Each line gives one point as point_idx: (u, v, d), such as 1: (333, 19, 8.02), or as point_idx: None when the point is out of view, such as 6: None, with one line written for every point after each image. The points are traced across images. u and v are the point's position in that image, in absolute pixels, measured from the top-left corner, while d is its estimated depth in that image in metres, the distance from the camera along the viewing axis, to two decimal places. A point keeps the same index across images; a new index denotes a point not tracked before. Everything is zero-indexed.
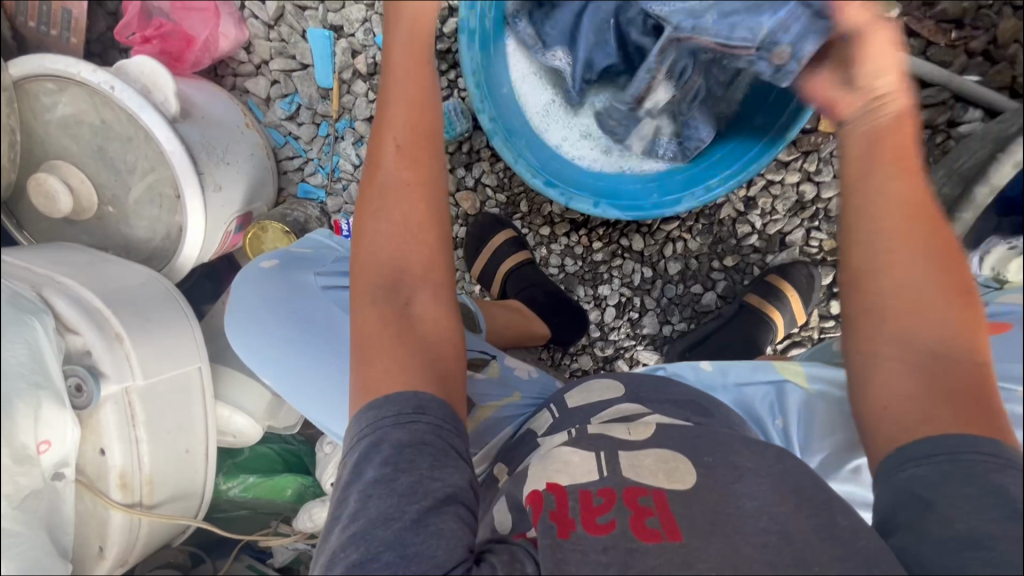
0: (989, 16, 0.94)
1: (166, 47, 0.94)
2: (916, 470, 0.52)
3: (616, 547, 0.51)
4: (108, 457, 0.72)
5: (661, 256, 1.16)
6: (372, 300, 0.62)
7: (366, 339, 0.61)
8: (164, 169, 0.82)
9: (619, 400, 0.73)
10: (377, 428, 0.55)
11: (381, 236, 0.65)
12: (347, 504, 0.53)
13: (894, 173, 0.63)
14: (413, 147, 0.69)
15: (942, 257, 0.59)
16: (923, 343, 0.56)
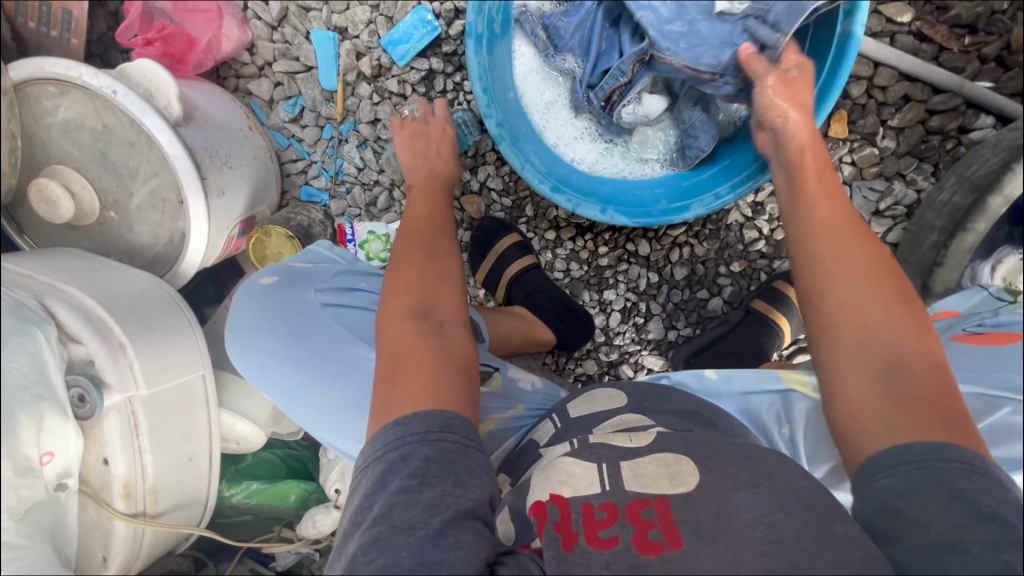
0: (1003, 22, 0.93)
1: (168, 50, 0.92)
2: (885, 482, 0.52)
3: (618, 564, 0.51)
4: (112, 467, 0.72)
5: (668, 262, 1.15)
6: (402, 317, 0.66)
7: (393, 364, 0.61)
8: (167, 174, 0.81)
9: (620, 411, 0.72)
10: (406, 441, 0.55)
11: (409, 271, 0.71)
12: (370, 508, 0.52)
13: (816, 204, 0.69)
14: (435, 227, 0.81)
15: (879, 269, 0.62)
16: (880, 354, 0.58)
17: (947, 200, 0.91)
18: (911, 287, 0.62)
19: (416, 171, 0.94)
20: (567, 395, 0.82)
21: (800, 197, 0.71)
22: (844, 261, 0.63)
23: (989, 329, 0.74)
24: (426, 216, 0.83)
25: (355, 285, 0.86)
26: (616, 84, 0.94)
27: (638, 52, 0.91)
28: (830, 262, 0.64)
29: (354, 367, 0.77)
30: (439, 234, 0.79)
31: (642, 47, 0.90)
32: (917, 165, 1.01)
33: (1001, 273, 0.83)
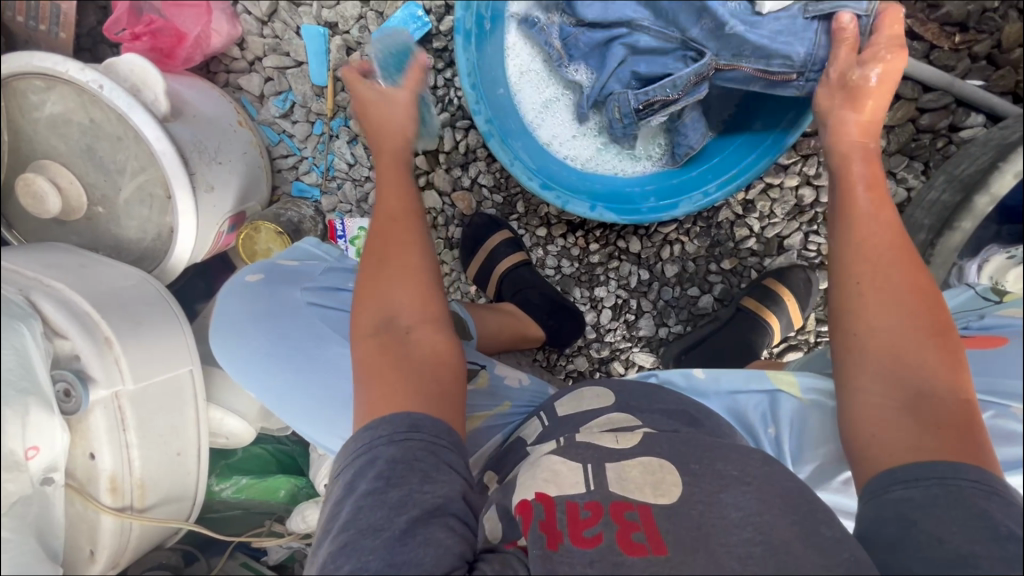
0: (993, 20, 0.93)
1: (157, 44, 0.91)
2: (901, 493, 0.54)
3: (602, 561, 0.51)
4: (99, 462, 0.72)
5: (658, 259, 1.15)
6: (367, 333, 0.65)
7: (371, 372, 0.62)
8: (155, 169, 0.81)
9: (607, 411, 0.72)
10: (372, 446, 0.56)
11: (368, 277, 0.69)
12: (339, 516, 0.53)
13: (853, 223, 0.71)
14: (392, 215, 0.75)
15: (914, 294, 0.64)
16: (906, 377, 0.60)
17: (935, 199, 0.91)
18: (948, 315, 0.63)
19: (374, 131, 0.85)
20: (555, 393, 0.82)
21: (846, 214, 0.72)
22: (879, 283, 0.65)
23: (974, 331, 0.74)
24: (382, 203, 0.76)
25: (343, 285, 0.87)
26: (668, 96, 0.88)
27: (698, 70, 0.85)
28: (864, 284, 0.66)
29: (339, 366, 0.78)
30: (392, 222, 0.73)
31: (704, 62, 0.85)
32: (907, 163, 1.01)
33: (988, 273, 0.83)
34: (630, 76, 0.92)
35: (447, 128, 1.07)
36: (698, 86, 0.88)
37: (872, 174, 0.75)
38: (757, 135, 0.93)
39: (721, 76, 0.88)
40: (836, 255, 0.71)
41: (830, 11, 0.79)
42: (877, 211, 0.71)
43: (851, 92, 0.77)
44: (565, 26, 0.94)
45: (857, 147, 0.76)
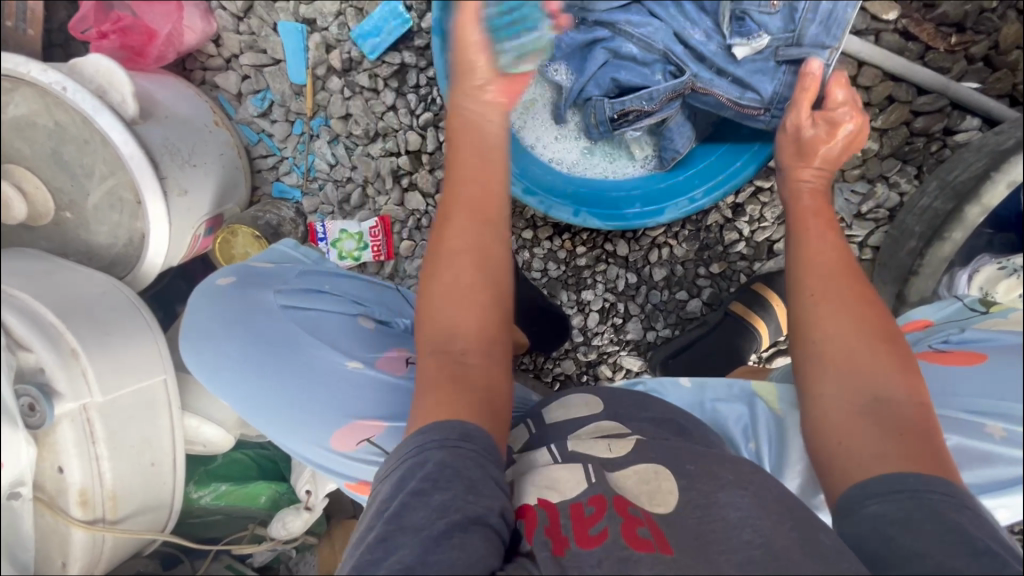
0: (992, 20, 0.90)
1: (127, 42, 0.87)
2: (878, 507, 0.52)
3: (610, 558, 0.49)
4: (67, 475, 0.70)
5: (646, 262, 1.14)
6: (426, 354, 0.62)
7: (428, 387, 0.60)
8: (124, 173, 0.80)
9: (597, 419, 0.71)
10: (423, 447, 0.54)
11: (443, 283, 0.65)
12: (385, 511, 0.51)
13: (805, 242, 0.75)
14: (482, 214, 0.69)
15: (863, 305, 0.66)
16: (865, 386, 0.60)
17: (927, 205, 0.89)
18: (893, 323, 0.65)
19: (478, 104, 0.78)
20: (542, 400, 0.81)
21: (797, 240, 0.75)
22: (829, 296, 0.67)
23: (953, 346, 0.72)
24: (476, 196, 0.70)
25: (320, 288, 0.87)
26: (642, 105, 0.89)
27: (678, 84, 0.87)
28: (818, 297, 0.68)
29: (316, 370, 0.76)
30: (465, 227, 0.68)
31: (682, 79, 0.87)
32: (900, 167, 0.99)
33: (977, 283, 0.82)
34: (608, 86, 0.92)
35: (429, 128, 1.04)
36: (672, 102, 0.90)
37: (816, 206, 0.79)
38: (745, 140, 0.94)
39: (692, 96, 0.91)
40: (789, 275, 0.73)
41: (799, 57, 0.83)
42: (831, 233, 0.74)
43: (802, 149, 0.82)
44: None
45: (805, 183, 0.81)
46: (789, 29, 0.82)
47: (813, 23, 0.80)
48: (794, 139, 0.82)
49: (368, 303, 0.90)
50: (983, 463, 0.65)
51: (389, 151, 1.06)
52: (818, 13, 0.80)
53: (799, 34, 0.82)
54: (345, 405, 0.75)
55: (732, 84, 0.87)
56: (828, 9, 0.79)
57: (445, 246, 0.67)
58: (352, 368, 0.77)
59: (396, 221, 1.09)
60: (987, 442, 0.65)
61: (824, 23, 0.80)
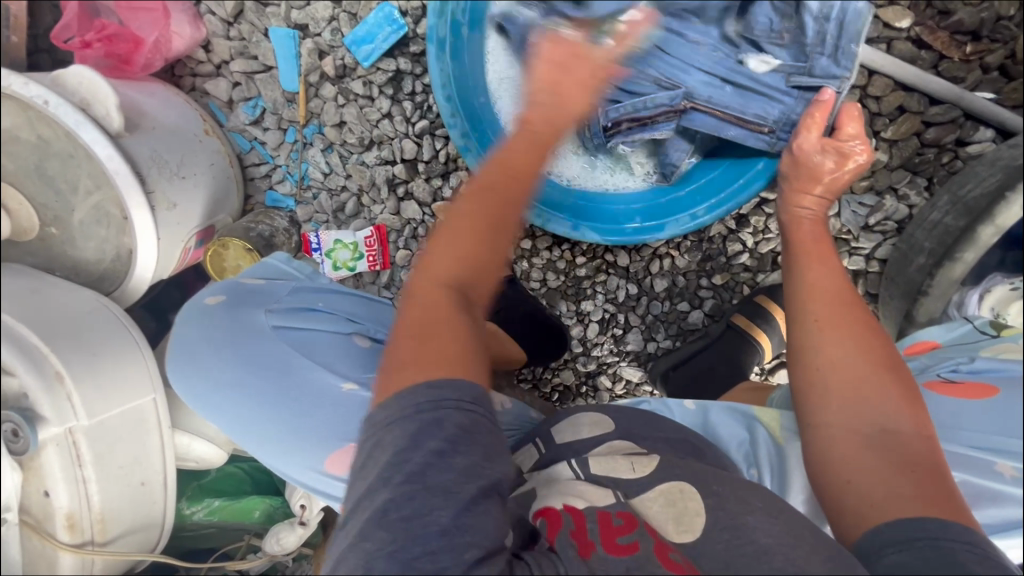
0: (1009, 29, 0.88)
1: (112, 50, 0.87)
2: (895, 558, 0.48)
3: (640, 570, 0.49)
4: (53, 499, 0.67)
5: (648, 273, 1.11)
6: (436, 283, 0.58)
7: (419, 327, 0.55)
8: (110, 188, 0.78)
9: (609, 437, 0.69)
10: (439, 404, 0.49)
11: (475, 218, 0.60)
12: (403, 464, 0.48)
13: (803, 266, 0.74)
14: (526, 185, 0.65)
15: (866, 332, 0.65)
16: (869, 421, 0.59)
17: (938, 220, 0.86)
18: (896, 354, 0.64)
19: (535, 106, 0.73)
20: (548, 417, 0.78)
21: (795, 266, 0.75)
22: (834, 318, 0.67)
23: (964, 376, 0.71)
24: (519, 163, 0.66)
25: (313, 305, 0.83)
26: (635, 113, 0.89)
27: (667, 96, 0.87)
28: (822, 321, 0.67)
29: (310, 393, 0.73)
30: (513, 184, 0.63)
31: (677, 94, 0.87)
32: (909, 178, 0.96)
33: (988, 304, 0.80)
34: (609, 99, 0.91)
35: (426, 136, 1.01)
36: (671, 120, 0.89)
37: (813, 237, 0.79)
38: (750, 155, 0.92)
39: (691, 116, 0.89)
40: (788, 299, 0.73)
41: (813, 85, 0.83)
42: (831, 261, 0.74)
43: (808, 174, 0.83)
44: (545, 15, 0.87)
45: (805, 210, 0.83)
46: (800, 60, 0.84)
47: (824, 54, 0.81)
48: (795, 160, 0.84)
49: (361, 321, 0.86)
50: (994, 503, 0.65)
51: (384, 159, 1.03)
52: (825, 47, 0.81)
53: (811, 64, 0.82)
54: (340, 428, 0.71)
55: (737, 102, 0.87)
56: (835, 40, 0.81)
57: (492, 195, 0.62)
58: (346, 390, 0.74)
59: (392, 230, 1.07)
60: (996, 481, 0.65)
61: (835, 53, 0.81)
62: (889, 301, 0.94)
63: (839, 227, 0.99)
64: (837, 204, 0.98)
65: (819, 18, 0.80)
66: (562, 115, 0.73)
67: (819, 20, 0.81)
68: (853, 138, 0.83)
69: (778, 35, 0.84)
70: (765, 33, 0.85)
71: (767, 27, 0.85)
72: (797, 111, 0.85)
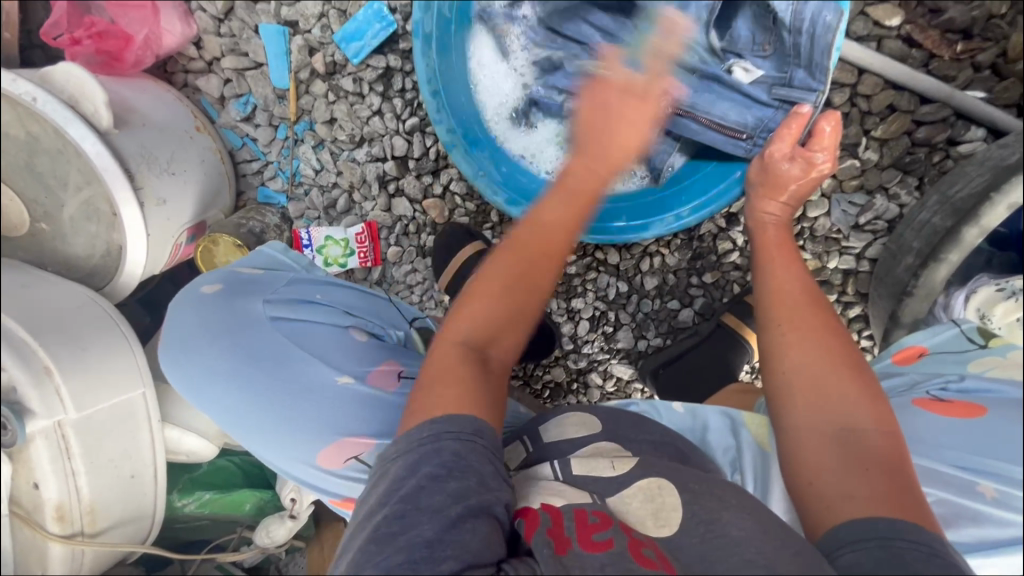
0: (1000, 27, 0.87)
1: (102, 47, 0.88)
2: (851, 558, 0.49)
3: (614, 565, 0.49)
4: (42, 491, 0.69)
5: (638, 271, 1.11)
6: (461, 342, 0.63)
7: (436, 369, 0.60)
8: (100, 184, 0.78)
9: (595, 438, 0.69)
10: (439, 436, 0.54)
11: (496, 278, 0.66)
12: (398, 488, 0.52)
13: (770, 271, 0.75)
14: (554, 250, 0.69)
15: (831, 336, 0.66)
16: (833, 419, 0.59)
17: (926, 220, 0.86)
18: (859, 350, 0.65)
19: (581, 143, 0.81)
20: (536, 416, 0.78)
21: (762, 271, 0.76)
22: (796, 322, 0.68)
23: (953, 395, 0.70)
24: (551, 230, 0.70)
25: (310, 297, 0.84)
26: None
27: None
28: (785, 325, 0.68)
29: (304, 385, 0.74)
30: (533, 246, 0.68)
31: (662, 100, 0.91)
32: (900, 178, 0.95)
33: (975, 305, 0.79)
34: None
35: (416, 133, 1.02)
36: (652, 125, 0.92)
37: (780, 244, 0.79)
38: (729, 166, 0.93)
39: (674, 122, 0.93)
40: (757, 306, 0.73)
41: (789, 96, 0.87)
42: (798, 265, 0.75)
43: (773, 182, 0.83)
44: (533, 31, 0.96)
45: (770, 216, 0.83)
46: (782, 71, 0.88)
47: (801, 66, 0.85)
48: (764, 168, 0.84)
49: (358, 314, 0.87)
50: (972, 523, 0.63)
51: (375, 155, 1.04)
52: (802, 59, 0.84)
53: (789, 77, 0.87)
54: (333, 422, 0.72)
55: (716, 105, 0.91)
56: (810, 55, 0.83)
57: (515, 267, 0.67)
58: (342, 383, 0.75)
59: (384, 227, 1.07)
60: (978, 502, 0.63)
61: (810, 68, 0.84)
62: (876, 300, 0.94)
63: (829, 226, 0.99)
64: (827, 203, 0.98)
65: (794, 31, 0.84)
66: (605, 163, 0.78)
67: (792, 33, 0.84)
68: (822, 148, 0.82)
69: (761, 47, 0.90)
70: (746, 48, 0.91)
71: (748, 40, 0.91)
72: (775, 118, 0.89)
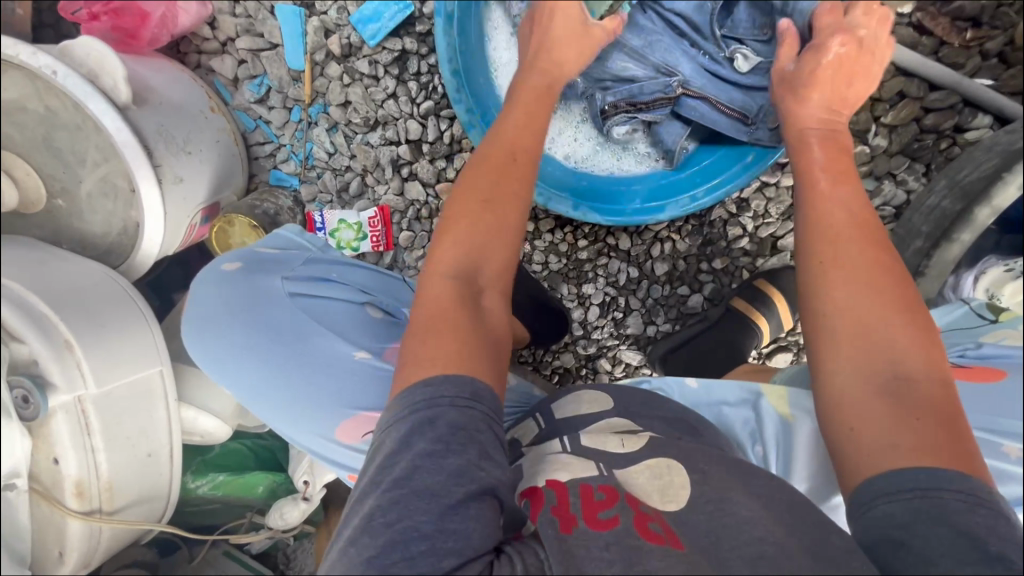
0: (1009, 15, 0.89)
1: (119, 23, 0.87)
2: (885, 510, 0.50)
3: (619, 545, 0.49)
4: (62, 467, 0.68)
5: (649, 257, 1.12)
6: (443, 275, 0.63)
7: (429, 314, 0.61)
8: (118, 161, 0.77)
9: (608, 414, 0.71)
10: (433, 404, 0.53)
11: (470, 198, 0.68)
12: (392, 468, 0.51)
13: (813, 203, 0.69)
14: (518, 168, 0.72)
15: (880, 276, 0.62)
16: (881, 366, 0.58)
17: (935, 204, 0.87)
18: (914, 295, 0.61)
19: (525, 63, 0.83)
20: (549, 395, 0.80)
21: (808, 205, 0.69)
22: (840, 259, 0.64)
23: (972, 360, 0.73)
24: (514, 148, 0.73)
25: (326, 276, 0.87)
26: (633, 98, 0.94)
27: (664, 83, 0.92)
28: (827, 263, 0.64)
29: (322, 358, 0.76)
30: (505, 165, 0.71)
31: (672, 82, 0.92)
32: (908, 164, 0.97)
33: (984, 285, 0.84)
34: (603, 82, 0.96)
35: (431, 117, 1.02)
36: (661, 106, 0.94)
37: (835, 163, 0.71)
38: (737, 152, 0.95)
39: (681, 103, 0.94)
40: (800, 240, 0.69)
41: None
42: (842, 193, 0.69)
43: (799, 89, 0.77)
44: None
45: (810, 136, 0.75)
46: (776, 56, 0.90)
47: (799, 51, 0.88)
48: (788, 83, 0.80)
49: (373, 292, 0.89)
50: (997, 482, 0.66)
51: (389, 139, 1.04)
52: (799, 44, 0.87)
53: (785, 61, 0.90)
54: (350, 397, 0.74)
55: (724, 91, 0.92)
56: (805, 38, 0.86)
57: (485, 189, 0.69)
58: (359, 357, 0.77)
59: (396, 211, 1.07)
60: (1002, 460, 0.67)
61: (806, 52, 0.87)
62: None
63: None
64: None
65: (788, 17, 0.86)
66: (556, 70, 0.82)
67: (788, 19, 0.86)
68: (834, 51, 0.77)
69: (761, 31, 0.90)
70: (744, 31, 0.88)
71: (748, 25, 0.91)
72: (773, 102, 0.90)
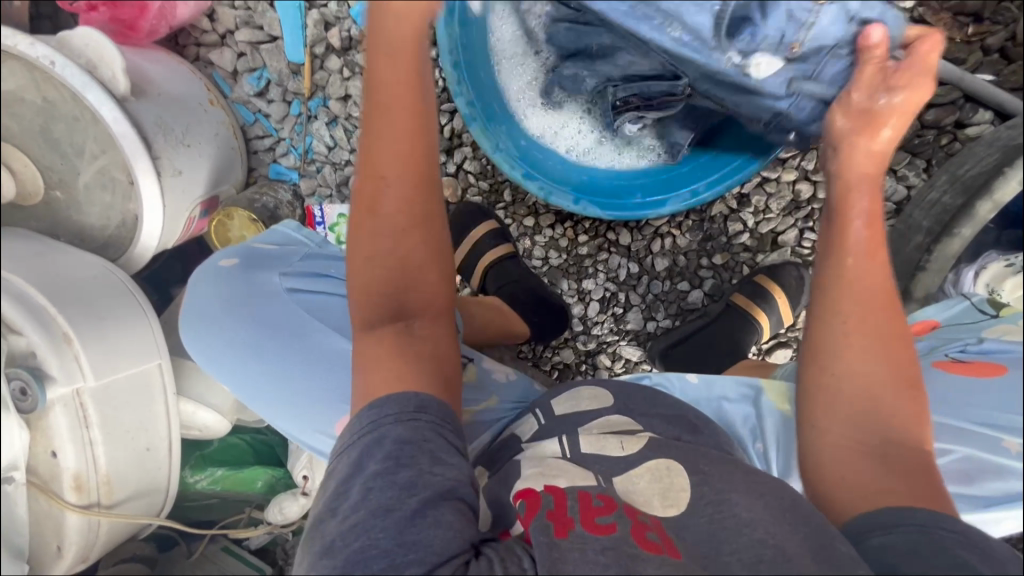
0: (1010, 11, 0.89)
1: (117, 15, 0.82)
2: (883, 539, 0.51)
3: (615, 550, 0.49)
4: (61, 460, 0.67)
5: (649, 253, 1.12)
6: (371, 327, 0.61)
7: (368, 359, 0.58)
8: (116, 152, 0.77)
9: (607, 412, 0.71)
10: (379, 424, 0.53)
11: (370, 237, 0.62)
12: (346, 497, 0.50)
13: (839, 262, 0.69)
14: (419, 181, 0.63)
15: (894, 348, 0.64)
16: (873, 431, 0.60)
17: (936, 199, 0.88)
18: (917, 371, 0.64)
19: (381, 43, 0.63)
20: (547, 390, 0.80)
21: (839, 252, 0.70)
22: (863, 323, 0.65)
23: (972, 355, 0.74)
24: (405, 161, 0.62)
25: (325, 272, 0.91)
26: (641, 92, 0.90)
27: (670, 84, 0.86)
28: (850, 326, 0.65)
29: (321, 353, 0.82)
30: (406, 186, 0.62)
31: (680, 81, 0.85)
32: (909, 160, 0.98)
33: (984, 281, 0.84)
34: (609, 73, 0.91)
35: None
36: (671, 104, 0.91)
37: (871, 207, 0.72)
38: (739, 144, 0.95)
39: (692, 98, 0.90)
40: (819, 294, 0.69)
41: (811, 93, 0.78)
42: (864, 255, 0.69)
43: (866, 124, 0.73)
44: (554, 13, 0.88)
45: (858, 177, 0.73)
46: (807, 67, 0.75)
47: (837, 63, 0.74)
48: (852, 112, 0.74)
49: None
50: (995, 476, 0.69)
51: None
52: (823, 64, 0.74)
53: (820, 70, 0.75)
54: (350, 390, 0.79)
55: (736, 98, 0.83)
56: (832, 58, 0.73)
57: (386, 220, 0.61)
58: None
59: None
60: (1002, 456, 0.68)
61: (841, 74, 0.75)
62: None
63: None
64: None
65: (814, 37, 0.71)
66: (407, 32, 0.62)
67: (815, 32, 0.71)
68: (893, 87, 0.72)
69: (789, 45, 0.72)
70: (769, 46, 0.72)
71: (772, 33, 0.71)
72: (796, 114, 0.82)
